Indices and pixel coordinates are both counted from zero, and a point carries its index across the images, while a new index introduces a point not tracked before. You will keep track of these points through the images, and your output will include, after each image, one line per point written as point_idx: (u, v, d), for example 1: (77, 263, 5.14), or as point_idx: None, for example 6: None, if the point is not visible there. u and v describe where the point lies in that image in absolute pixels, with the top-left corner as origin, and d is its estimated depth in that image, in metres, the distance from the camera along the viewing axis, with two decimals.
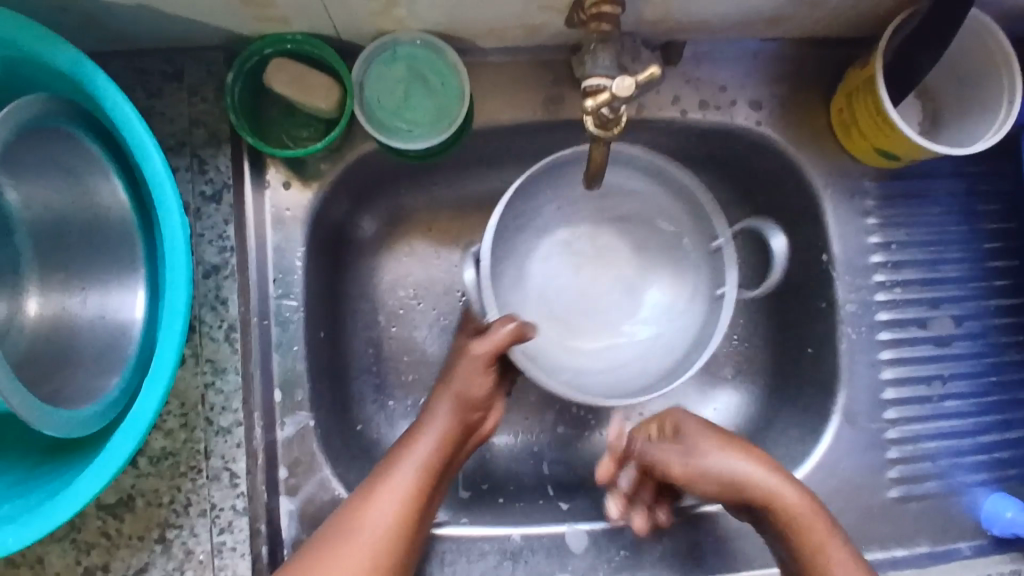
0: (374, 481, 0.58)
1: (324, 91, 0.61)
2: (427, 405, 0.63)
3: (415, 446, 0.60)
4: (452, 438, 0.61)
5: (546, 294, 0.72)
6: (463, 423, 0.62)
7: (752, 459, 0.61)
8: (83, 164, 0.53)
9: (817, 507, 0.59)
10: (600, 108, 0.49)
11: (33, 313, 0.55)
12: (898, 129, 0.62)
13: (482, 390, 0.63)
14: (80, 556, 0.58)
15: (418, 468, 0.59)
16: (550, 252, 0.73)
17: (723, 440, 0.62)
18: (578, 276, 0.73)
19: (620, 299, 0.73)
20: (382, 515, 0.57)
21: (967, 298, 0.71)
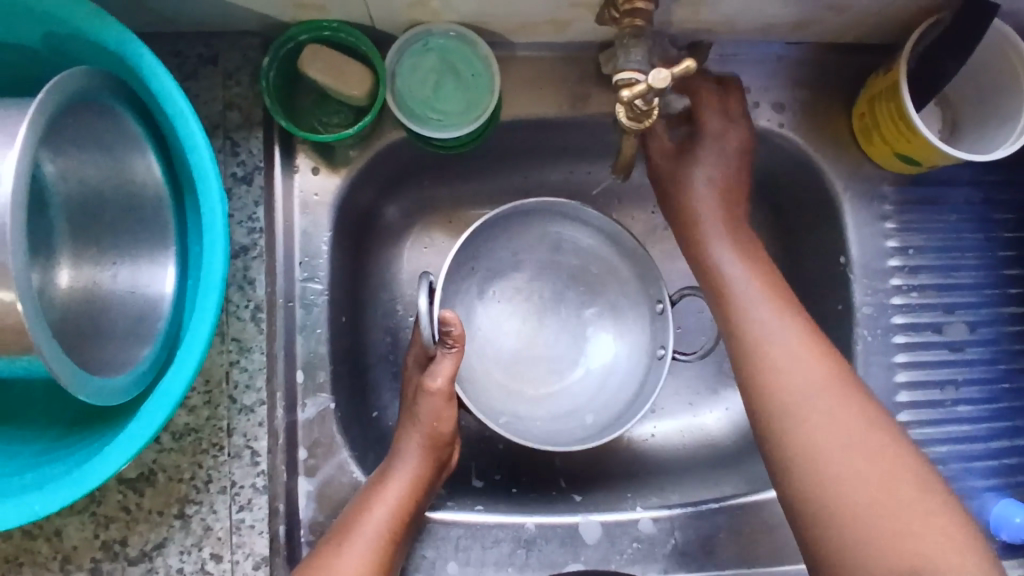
0: (345, 529, 0.59)
1: (357, 78, 0.62)
2: (394, 447, 0.64)
3: (384, 490, 0.61)
4: (423, 477, 0.62)
5: (493, 337, 0.74)
6: (437, 459, 0.64)
7: (800, 338, 0.59)
8: (121, 140, 0.54)
9: (838, 410, 0.55)
10: (635, 100, 0.51)
11: (63, 286, 0.56)
12: (921, 135, 0.63)
13: (448, 427, 0.64)
14: (99, 529, 0.59)
15: (389, 514, 0.59)
16: (499, 303, 0.75)
17: (784, 315, 0.61)
18: (526, 329, 0.75)
19: (567, 346, 0.74)
20: (352, 562, 0.57)
21: (981, 305, 0.72)
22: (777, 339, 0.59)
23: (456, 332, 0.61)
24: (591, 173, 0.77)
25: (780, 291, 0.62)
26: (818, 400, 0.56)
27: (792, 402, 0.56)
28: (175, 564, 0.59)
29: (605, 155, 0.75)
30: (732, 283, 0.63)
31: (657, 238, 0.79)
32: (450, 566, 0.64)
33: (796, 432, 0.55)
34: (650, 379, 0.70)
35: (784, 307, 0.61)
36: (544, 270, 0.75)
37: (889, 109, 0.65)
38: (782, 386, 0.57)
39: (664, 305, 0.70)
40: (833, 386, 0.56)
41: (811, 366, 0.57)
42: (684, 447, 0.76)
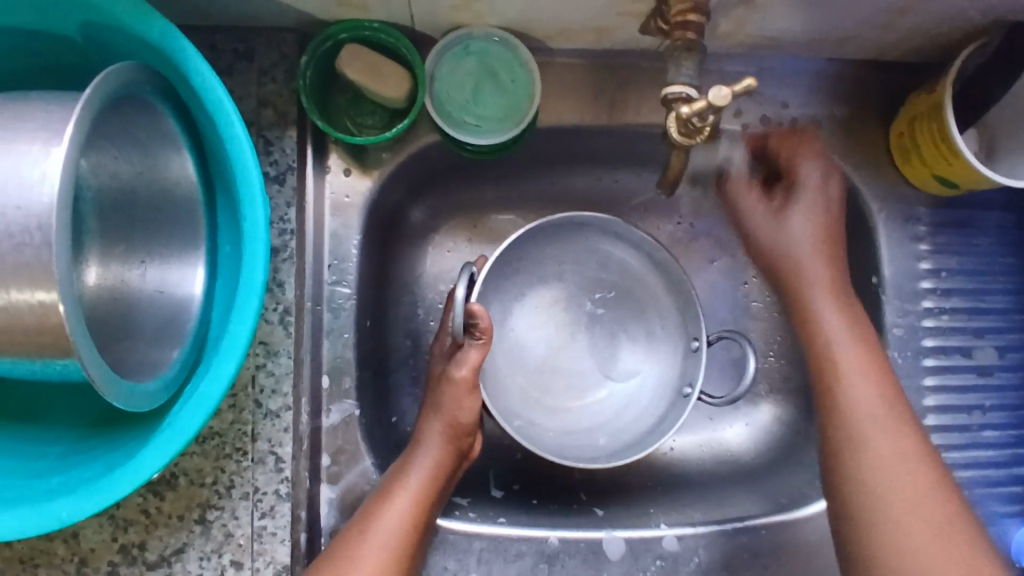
0: (368, 515, 0.58)
1: (394, 80, 0.62)
2: (416, 434, 0.63)
3: (407, 478, 0.60)
4: (444, 466, 0.61)
5: (527, 342, 0.73)
6: (457, 449, 0.63)
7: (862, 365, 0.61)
8: (158, 138, 0.53)
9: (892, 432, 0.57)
10: (693, 116, 0.51)
11: (92, 284, 0.54)
12: (964, 157, 0.62)
13: (470, 416, 0.63)
14: (117, 533, 0.58)
15: (412, 502, 0.59)
16: (536, 308, 0.74)
17: (856, 334, 0.62)
18: (559, 340, 0.74)
19: (593, 365, 0.73)
20: (375, 549, 0.56)
21: (1011, 330, 0.71)
22: (872, 415, 0.58)
23: (484, 325, 0.61)
24: (621, 183, 0.76)
25: (870, 345, 0.62)
26: (896, 471, 0.55)
27: (885, 480, 0.55)
28: (194, 570, 0.57)
29: (636, 165, 0.74)
30: (839, 354, 0.61)
31: (682, 249, 0.78)
32: None
33: (886, 508, 0.54)
34: (670, 418, 0.69)
35: (880, 376, 0.60)
36: (585, 283, 0.74)
37: (930, 130, 0.64)
38: (879, 464, 0.56)
39: (700, 344, 0.69)
40: (916, 465, 0.56)
41: (911, 462, 0.56)
42: (703, 463, 0.75)
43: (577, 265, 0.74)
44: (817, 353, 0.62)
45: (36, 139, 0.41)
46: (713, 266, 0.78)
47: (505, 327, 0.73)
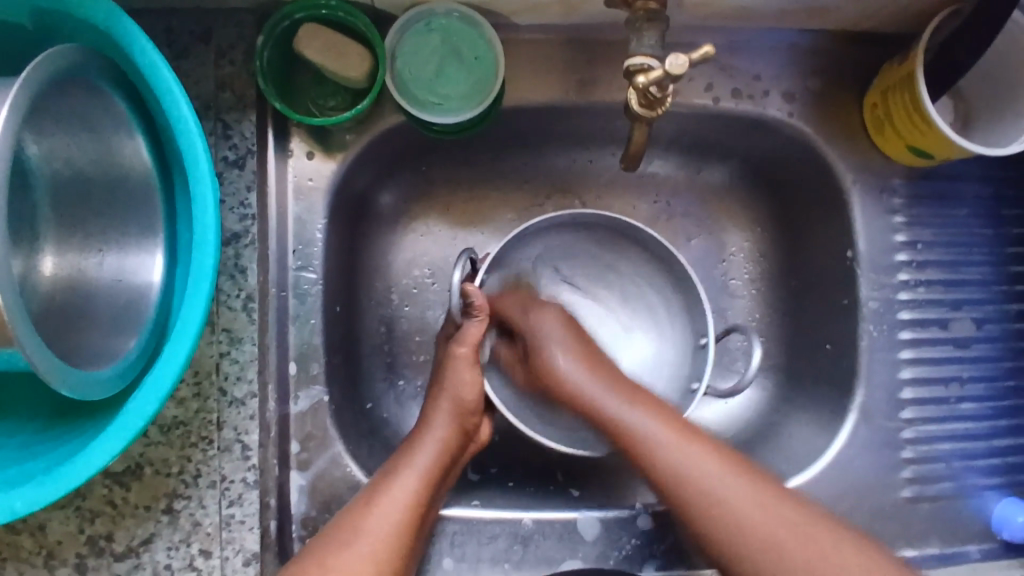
0: (377, 490, 0.57)
1: (354, 60, 0.61)
2: (424, 416, 0.63)
3: (415, 456, 0.59)
4: (450, 444, 0.61)
5: None
6: (461, 429, 0.62)
7: (708, 456, 0.56)
8: (108, 121, 0.52)
9: (752, 484, 0.55)
10: (649, 86, 0.50)
11: (48, 273, 0.53)
12: (936, 126, 0.61)
13: (475, 393, 0.63)
14: (84, 524, 0.57)
15: (419, 477, 0.58)
16: (543, 295, 0.72)
17: (679, 426, 0.58)
18: (571, 335, 0.72)
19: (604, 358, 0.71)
20: (382, 523, 0.55)
21: (988, 302, 0.71)
22: (667, 447, 0.57)
23: (478, 303, 0.62)
24: (594, 161, 0.75)
25: (622, 383, 0.62)
26: (745, 490, 0.55)
27: (724, 515, 0.54)
28: (163, 560, 0.57)
29: (609, 143, 0.73)
30: (654, 439, 0.57)
31: (658, 227, 0.77)
32: (446, 562, 0.63)
33: (741, 535, 0.53)
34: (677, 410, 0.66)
35: (648, 403, 0.60)
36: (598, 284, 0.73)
37: (902, 100, 0.63)
38: (709, 492, 0.55)
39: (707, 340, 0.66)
40: (750, 484, 0.55)
41: (730, 479, 0.55)
42: None
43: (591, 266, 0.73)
44: (634, 452, 0.58)
45: None
46: (690, 245, 0.77)
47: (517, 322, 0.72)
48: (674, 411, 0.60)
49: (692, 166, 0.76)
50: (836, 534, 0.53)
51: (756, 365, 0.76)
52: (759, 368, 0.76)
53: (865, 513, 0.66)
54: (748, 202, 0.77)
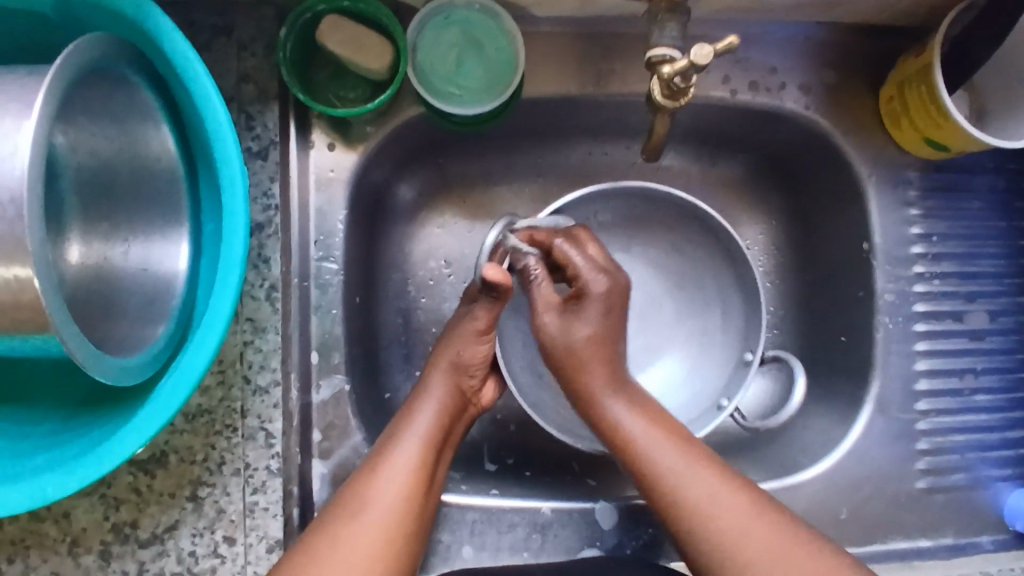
0: (377, 456, 0.57)
1: (376, 51, 0.61)
2: (421, 377, 0.64)
3: (415, 420, 0.60)
4: (449, 405, 0.61)
5: None
6: (462, 391, 0.63)
7: (663, 429, 0.57)
8: (134, 112, 0.52)
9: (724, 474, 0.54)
10: (674, 77, 0.51)
11: (74, 261, 0.54)
12: (952, 118, 0.61)
13: (477, 357, 0.63)
14: (109, 512, 0.58)
15: (420, 441, 0.58)
16: None
17: (638, 402, 0.59)
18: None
19: (647, 343, 0.72)
20: (390, 484, 0.56)
21: (1002, 294, 0.71)
22: (650, 444, 0.56)
23: (501, 289, 0.58)
24: (609, 154, 0.75)
25: (619, 376, 0.60)
26: (710, 487, 0.54)
27: (695, 508, 0.53)
28: (187, 547, 0.57)
29: (625, 135, 0.73)
30: (624, 426, 0.57)
31: None
32: (465, 550, 0.64)
33: (706, 529, 0.52)
34: (700, 419, 0.67)
35: (637, 400, 0.59)
36: (650, 255, 0.74)
37: (919, 92, 0.64)
38: (675, 479, 0.54)
39: (753, 355, 0.65)
40: (731, 493, 0.53)
41: (701, 470, 0.54)
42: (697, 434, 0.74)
43: (643, 242, 0.73)
44: (607, 434, 0.58)
45: (7, 112, 0.41)
46: None
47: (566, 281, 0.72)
48: (664, 409, 0.60)
49: (706, 159, 0.77)
50: (798, 541, 0.52)
51: (771, 357, 0.74)
52: None
53: (879, 504, 0.67)
54: (761, 194, 0.77)
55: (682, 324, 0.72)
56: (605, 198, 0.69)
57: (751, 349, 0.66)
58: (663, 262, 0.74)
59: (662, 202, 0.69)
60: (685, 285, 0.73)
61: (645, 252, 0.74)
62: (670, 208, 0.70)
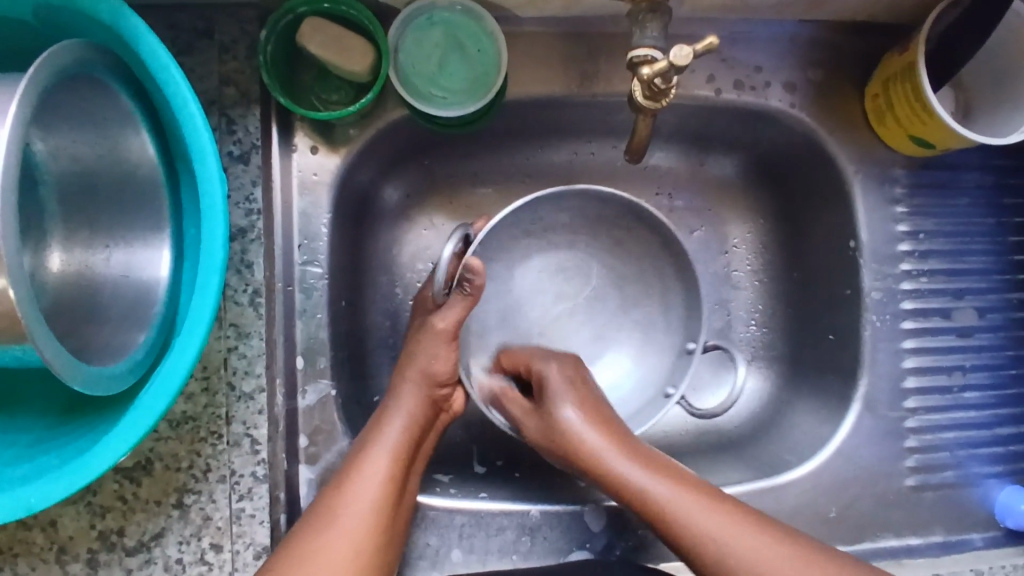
0: (347, 471, 0.57)
1: (358, 53, 0.60)
2: (391, 388, 0.63)
3: (382, 435, 0.59)
4: (418, 418, 0.61)
5: (528, 308, 0.72)
6: (431, 401, 0.63)
7: (682, 484, 0.56)
8: (114, 117, 0.52)
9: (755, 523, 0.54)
10: (655, 77, 0.50)
11: (55, 268, 0.54)
12: (937, 116, 0.61)
13: (448, 366, 0.63)
14: (95, 519, 0.57)
15: (389, 454, 0.58)
16: (541, 273, 0.72)
17: (651, 460, 0.58)
18: (556, 304, 0.72)
19: (589, 341, 0.72)
20: (354, 511, 0.55)
21: (990, 291, 0.71)
22: (679, 508, 0.54)
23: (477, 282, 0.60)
24: (596, 154, 0.75)
25: (624, 438, 0.59)
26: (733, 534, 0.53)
27: (729, 565, 0.52)
28: (174, 555, 0.57)
29: (611, 135, 0.73)
30: (646, 492, 0.56)
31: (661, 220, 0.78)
32: (454, 553, 0.64)
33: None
34: (644, 413, 0.68)
35: (643, 456, 0.58)
36: (594, 251, 0.72)
37: (905, 90, 0.63)
38: (709, 545, 0.53)
39: (695, 346, 0.67)
40: (767, 542, 0.53)
41: (734, 534, 0.53)
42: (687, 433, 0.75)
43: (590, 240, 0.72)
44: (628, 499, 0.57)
45: None
46: (691, 237, 0.78)
47: (507, 287, 0.72)
48: (661, 455, 0.59)
49: (693, 158, 0.77)
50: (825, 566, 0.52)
51: (757, 355, 0.77)
52: (760, 359, 0.77)
53: (868, 502, 0.67)
54: (749, 193, 0.77)
55: (627, 318, 0.72)
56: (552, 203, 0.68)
57: (693, 339, 0.68)
58: (608, 256, 0.72)
59: (611, 205, 0.68)
60: (627, 274, 0.72)
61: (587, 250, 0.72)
62: (622, 212, 0.69)
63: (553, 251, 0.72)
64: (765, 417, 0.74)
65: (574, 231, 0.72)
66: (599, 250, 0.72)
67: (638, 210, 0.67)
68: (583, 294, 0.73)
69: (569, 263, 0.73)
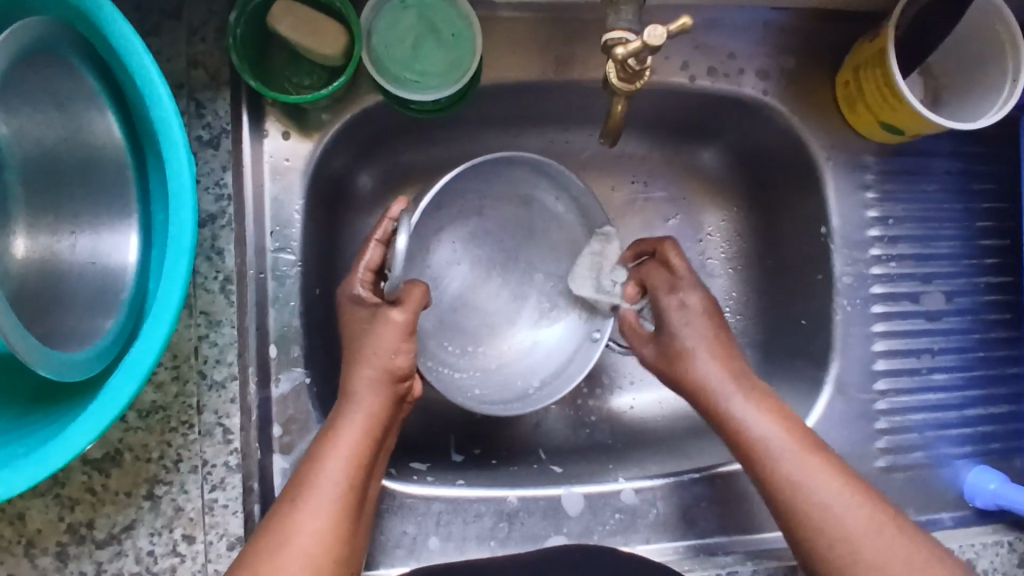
0: (302, 477, 0.55)
1: (331, 36, 0.60)
2: (347, 383, 0.59)
3: (337, 439, 0.56)
4: (379, 414, 0.58)
5: (442, 280, 0.72)
6: (393, 395, 0.59)
7: (790, 434, 0.59)
8: (78, 97, 0.50)
9: (879, 520, 0.56)
10: (628, 58, 0.50)
11: (20, 253, 0.53)
12: (906, 101, 0.62)
13: (407, 360, 0.60)
14: (63, 512, 0.56)
15: (346, 460, 0.55)
16: (455, 244, 0.72)
17: (782, 418, 0.60)
18: (473, 275, 0.72)
19: (507, 304, 0.72)
20: (311, 520, 0.53)
21: (958, 275, 0.72)
22: (788, 459, 0.58)
23: (412, 300, 0.60)
24: (571, 142, 0.75)
25: (756, 390, 0.62)
26: (884, 539, 0.56)
27: (823, 518, 0.56)
28: (145, 547, 0.56)
29: (587, 123, 0.74)
30: (755, 434, 0.59)
31: (635, 210, 0.78)
32: (431, 541, 0.63)
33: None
34: (577, 360, 0.68)
35: (781, 417, 0.60)
36: (499, 217, 0.72)
37: (875, 76, 0.64)
38: (812, 504, 0.57)
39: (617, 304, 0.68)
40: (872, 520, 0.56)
41: (839, 499, 0.57)
42: (661, 420, 0.76)
43: (496, 206, 0.72)
44: (734, 436, 0.61)
45: None
46: (667, 225, 0.79)
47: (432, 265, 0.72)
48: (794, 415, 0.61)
49: (667, 145, 0.77)
50: (925, 557, 0.56)
51: None
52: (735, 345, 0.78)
53: None
54: (724, 182, 0.78)
55: (539, 282, 0.72)
56: (465, 175, 0.67)
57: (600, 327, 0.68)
58: (520, 222, 0.72)
59: (519, 163, 0.67)
60: (532, 239, 0.72)
61: (494, 215, 0.72)
62: (527, 170, 0.69)
63: (463, 224, 0.72)
64: None
65: (483, 197, 0.71)
66: (504, 215, 0.72)
67: (540, 164, 0.67)
68: (496, 262, 0.73)
69: (480, 233, 0.72)
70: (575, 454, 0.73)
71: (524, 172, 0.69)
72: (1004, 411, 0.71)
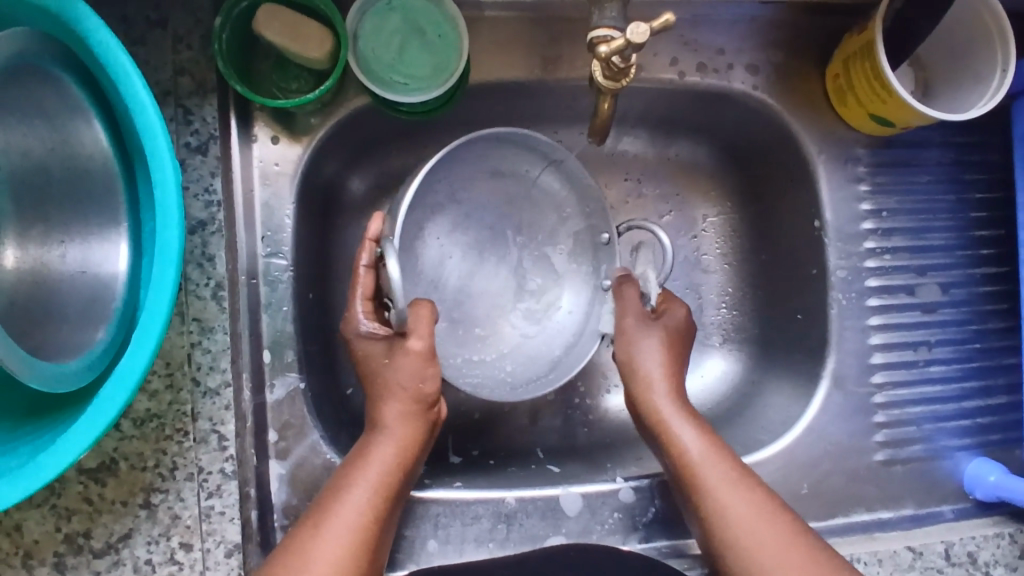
0: (325, 508, 0.55)
1: (315, 40, 0.60)
2: (374, 412, 0.60)
3: (365, 468, 0.56)
4: (412, 446, 0.58)
5: (434, 279, 0.70)
6: (423, 422, 0.60)
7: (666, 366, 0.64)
8: (65, 109, 0.51)
9: (720, 458, 0.59)
10: (612, 55, 0.50)
11: (10, 264, 0.52)
12: (895, 92, 0.62)
13: (432, 384, 0.60)
14: (61, 523, 0.56)
15: (372, 488, 0.55)
16: (438, 239, 0.70)
17: (669, 349, 0.65)
18: (466, 264, 0.71)
19: (507, 279, 0.72)
20: (330, 549, 0.52)
21: (954, 266, 0.72)
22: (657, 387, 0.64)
23: (423, 329, 0.59)
24: (563, 141, 0.75)
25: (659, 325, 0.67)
26: (717, 473, 0.59)
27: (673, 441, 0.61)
28: (143, 555, 0.56)
29: (578, 121, 0.74)
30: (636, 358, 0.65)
31: (629, 207, 0.78)
32: (430, 544, 0.63)
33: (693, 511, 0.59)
34: (594, 315, 0.69)
35: (670, 350, 0.65)
36: (480, 198, 0.70)
37: (864, 67, 0.64)
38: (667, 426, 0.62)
39: (610, 237, 0.68)
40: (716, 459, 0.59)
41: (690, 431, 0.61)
42: None
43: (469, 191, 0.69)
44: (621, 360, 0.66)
45: None
46: (662, 221, 0.79)
47: (417, 260, 0.69)
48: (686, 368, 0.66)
49: (658, 142, 0.77)
50: (759, 506, 0.57)
51: (730, 337, 0.78)
52: (733, 341, 0.78)
53: (839, 477, 0.68)
54: (716, 176, 0.79)
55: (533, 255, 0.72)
56: (446, 165, 0.66)
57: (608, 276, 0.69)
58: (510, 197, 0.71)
59: (494, 143, 0.66)
60: (528, 212, 0.71)
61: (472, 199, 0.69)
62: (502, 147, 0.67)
63: (444, 216, 0.69)
64: (739, 398, 0.76)
65: (456, 184, 0.68)
66: (489, 193, 0.70)
67: (519, 139, 0.66)
68: (485, 244, 0.71)
69: (461, 219, 0.70)
70: (573, 454, 0.73)
71: (504, 150, 0.67)
72: (1004, 402, 0.71)
